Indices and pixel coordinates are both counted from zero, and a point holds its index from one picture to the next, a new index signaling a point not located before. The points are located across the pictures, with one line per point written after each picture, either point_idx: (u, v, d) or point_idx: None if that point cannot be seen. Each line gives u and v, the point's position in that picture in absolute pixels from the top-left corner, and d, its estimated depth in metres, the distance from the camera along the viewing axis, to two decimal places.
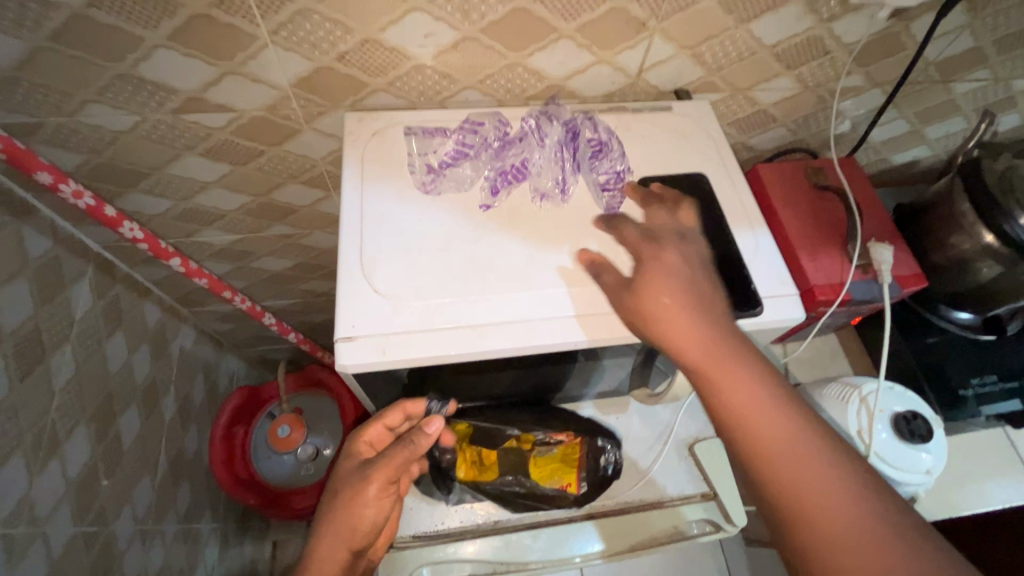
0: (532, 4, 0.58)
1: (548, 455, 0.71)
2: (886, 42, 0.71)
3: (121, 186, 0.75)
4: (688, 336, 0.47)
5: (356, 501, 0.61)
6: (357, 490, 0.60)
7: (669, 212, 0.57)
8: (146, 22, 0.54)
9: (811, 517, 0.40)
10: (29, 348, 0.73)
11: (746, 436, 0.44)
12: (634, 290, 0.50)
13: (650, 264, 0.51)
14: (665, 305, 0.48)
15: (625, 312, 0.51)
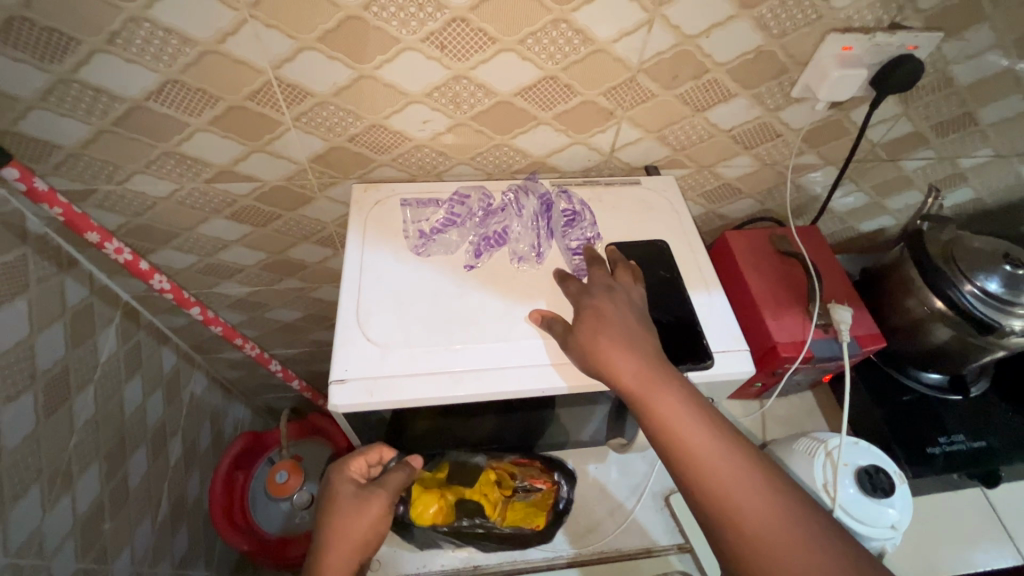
0: (514, 97, 0.68)
1: (525, 499, 0.75)
2: (831, 128, 0.80)
3: (155, 243, 0.85)
4: (623, 367, 0.54)
5: (348, 535, 0.59)
6: (349, 521, 0.60)
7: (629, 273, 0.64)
8: (192, 111, 0.65)
9: (732, 519, 0.48)
10: (57, 387, 0.80)
11: (679, 451, 0.51)
12: (587, 333, 0.56)
13: (603, 313, 0.57)
14: (622, 357, 0.54)
15: (580, 354, 0.57)
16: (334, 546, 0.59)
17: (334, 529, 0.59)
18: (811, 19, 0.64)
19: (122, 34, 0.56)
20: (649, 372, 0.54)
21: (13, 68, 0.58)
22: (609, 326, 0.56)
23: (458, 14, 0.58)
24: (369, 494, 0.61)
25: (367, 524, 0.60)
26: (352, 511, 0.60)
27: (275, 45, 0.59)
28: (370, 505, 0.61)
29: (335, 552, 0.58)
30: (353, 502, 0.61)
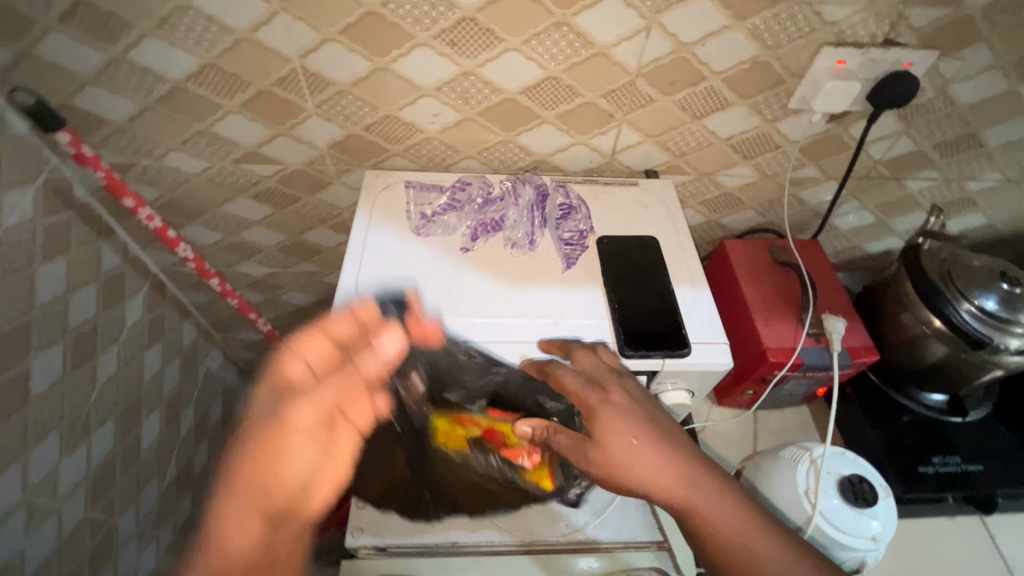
0: (518, 95, 0.73)
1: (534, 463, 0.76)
2: (830, 141, 0.82)
3: (184, 218, 0.92)
4: (656, 472, 0.53)
5: (272, 459, 0.47)
6: (273, 438, 0.47)
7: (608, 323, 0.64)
8: (225, 94, 0.72)
9: None
10: (86, 343, 0.87)
11: (723, 547, 0.52)
12: (603, 443, 0.55)
13: (612, 418, 0.55)
14: (655, 472, 0.54)
15: (596, 465, 0.55)
16: (247, 475, 0.46)
17: (250, 453, 0.46)
18: (804, 31, 0.67)
19: (170, 20, 0.64)
20: (679, 476, 0.54)
21: (75, 47, 0.66)
22: (625, 439, 0.54)
23: (468, 14, 0.63)
24: (296, 404, 0.49)
25: (294, 441, 0.47)
26: (278, 426, 0.48)
27: (302, 36, 0.65)
28: (296, 417, 0.48)
29: (253, 488, 0.46)
30: (272, 414, 0.48)
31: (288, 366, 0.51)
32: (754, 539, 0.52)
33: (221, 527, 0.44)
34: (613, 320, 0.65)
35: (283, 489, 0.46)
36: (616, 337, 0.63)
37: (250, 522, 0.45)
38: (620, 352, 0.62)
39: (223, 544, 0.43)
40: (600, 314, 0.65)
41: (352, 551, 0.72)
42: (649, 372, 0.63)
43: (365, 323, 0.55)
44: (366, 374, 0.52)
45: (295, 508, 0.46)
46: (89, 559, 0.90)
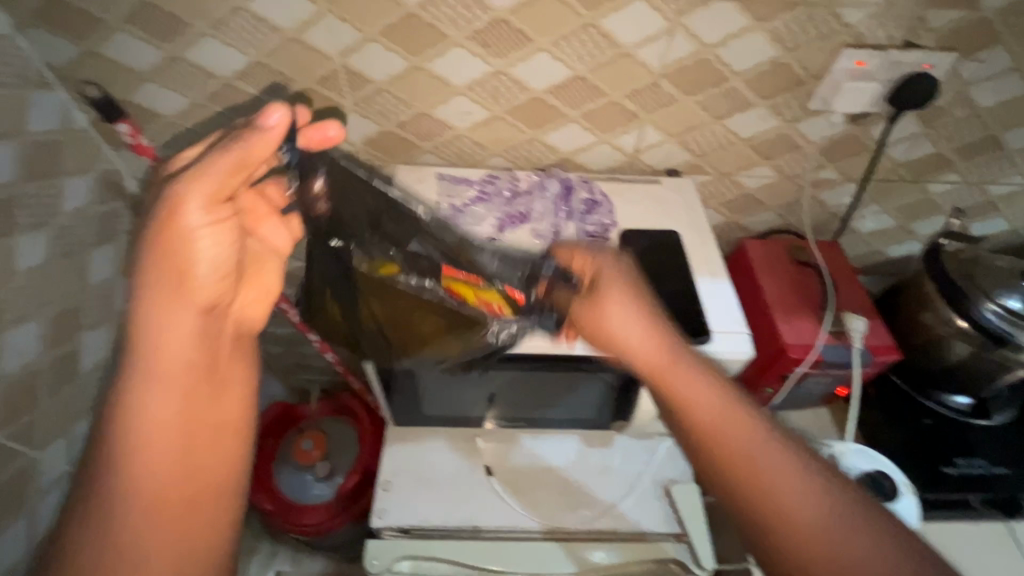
0: (545, 95, 0.77)
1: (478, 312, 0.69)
2: (850, 143, 0.84)
3: None
4: (637, 340, 0.57)
5: (183, 258, 0.50)
6: (180, 237, 0.49)
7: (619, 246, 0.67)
8: (270, 91, 0.77)
9: (778, 516, 0.44)
10: None
11: (703, 434, 0.49)
12: (595, 304, 0.60)
13: (605, 284, 0.61)
14: (639, 331, 0.57)
15: (593, 325, 0.60)
16: (156, 271, 0.49)
17: (154, 251, 0.49)
18: (824, 34, 0.69)
19: (223, 21, 0.69)
20: (661, 349, 0.55)
21: (136, 45, 0.71)
22: (614, 301, 0.59)
23: (500, 16, 0.67)
24: (190, 199, 0.49)
25: (202, 242, 0.51)
26: (180, 224, 0.49)
27: (345, 36, 0.70)
28: (197, 215, 0.50)
29: (168, 285, 0.49)
30: (168, 215, 0.49)
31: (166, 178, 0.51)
32: (735, 428, 0.48)
33: (151, 324, 0.47)
34: None
35: (203, 285, 0.51)
36: None
37: (176, 316, 0.49)
38: None
39: (146, 338, 0.47)
40: None
41: (377, 532, 0.77)
42: None
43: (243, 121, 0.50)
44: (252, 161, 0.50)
45: (221, 302, 0.53)
46: None
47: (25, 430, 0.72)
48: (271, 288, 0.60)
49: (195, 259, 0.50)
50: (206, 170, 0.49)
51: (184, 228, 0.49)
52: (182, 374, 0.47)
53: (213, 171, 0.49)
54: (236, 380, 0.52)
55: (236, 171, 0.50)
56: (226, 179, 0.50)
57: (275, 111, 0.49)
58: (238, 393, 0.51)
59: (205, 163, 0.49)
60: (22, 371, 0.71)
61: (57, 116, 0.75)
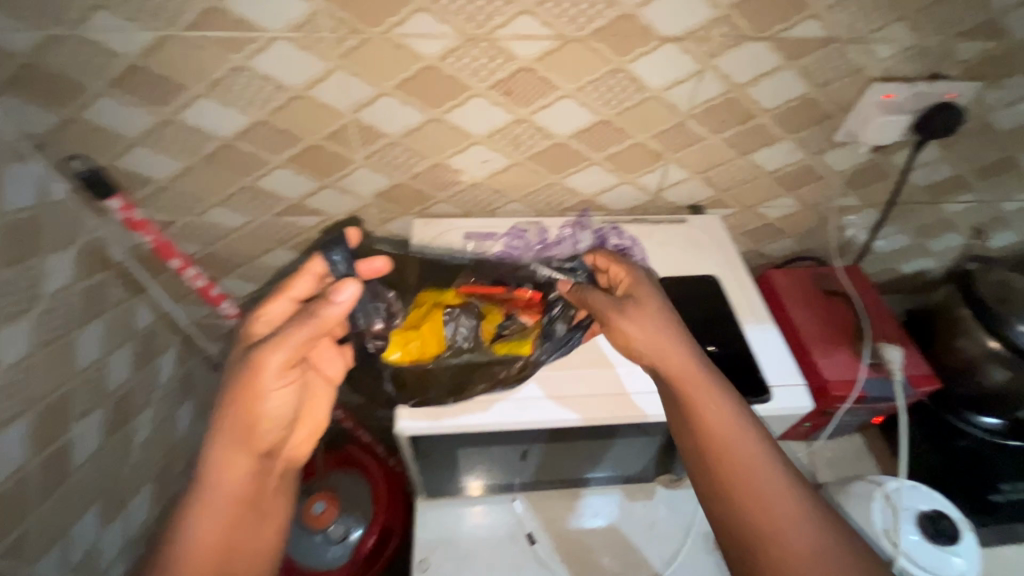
0: (569, 140, 0.73)
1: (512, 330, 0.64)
2: (873, 171, 0.83)
3: (221, 271, 0.90)
4: (666, 354, 0.57)
5: (253, 413, 0.55)
6: (256, 396, 0.54)
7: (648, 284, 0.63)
8: (273, 149, 0.71)
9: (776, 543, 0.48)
10: (122, 407, 0.84)
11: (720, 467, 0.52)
12: (627, 312, 0.59)
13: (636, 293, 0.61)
14: (671, 341, 0.57)
15: (625, 333, 0.59)
16: (230, 423, 0.54)
17: (235, 408, 0.54)
18: (854, 69, 0.68)
19: (223, 82, 0.63)
20: (689, 368, 0.56)
21: (124, 111, 0.65)
22: (650, 315, 0.59)
23: (524, 65, 0.63)
24: (266, 353, 0.53)
25: (272, 397, 0.56)
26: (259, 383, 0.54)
27: (357, 92, 0.65)
28: (272, 380, 0.54)
29: (237, 438, 0.54)
30: (249, 376, 0.53)
31: (256, 328, 0.58)
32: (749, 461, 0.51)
33: (212, 471, 0.53)
34: None
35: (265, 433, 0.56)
36: None
37: (239, 462, 0.55)
38: None
39: (211, 474, 0.53)
40: None
41: None
42: None
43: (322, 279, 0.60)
44: (323, 321, 0.54)
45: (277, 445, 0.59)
46: None
47: (17, 546, 0.64)
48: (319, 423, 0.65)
49: (264, 417, 0.56)
50: (286, 338, 0.53)
51: (258, 391, 0.54)
52: (225, 515, 0.53)
53: (290, 339, 0.53)
54: (273, 513, 0.58)
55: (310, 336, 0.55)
56: (301, 345, 0.54)
57: (348, 287, 0.53)
58: (270, 522, 0.57)
59: (285, 330, 0.54)
60: (10, 481, 0.63)
61: (35, 189, 0.68)
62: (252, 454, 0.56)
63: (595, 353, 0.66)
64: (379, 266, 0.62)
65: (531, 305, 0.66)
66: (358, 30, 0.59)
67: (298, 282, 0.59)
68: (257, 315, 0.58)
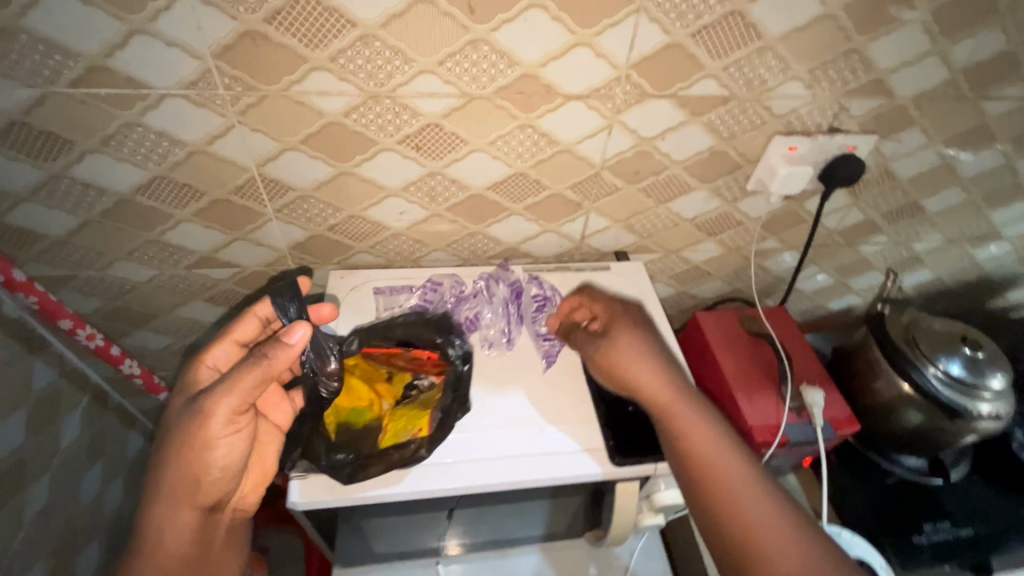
0: (486, 192, 0.73)
1: (411, 403, 0.63)
2: (788, 217, 0.85)
3: (130, 325, 0.85)
4: (649, 378, 0.60)
5: (199, 468, 0.51)
6: (202, 450, 0.51)
7: (629, 315, 0.67)
8: (176, 204, 0.68)
9: (758, 552, 0.50)
10: (9, 478, 0.77)
11: (704, 478, 0.54)
12: (608, 342, 0.64)
13: (617, 325, 0.65)
14: (651, 363, 0.61)
15: (601, 361, 0.63)
16: (173, 480, 0.51)
17: (178, 464, 0.50)
18: (757, 123, 0.70)
19: (115, 138, 0.60)
20: (671, 390, 0.60)
21: (8, 166, 0.61)
22: (628, 342, 0.63)
23: (431, 121, 0.63)
24: (214, 400, 0.50)
25: (220, 447, 0.52)
26: (207, 435, 0.50)
27: (261, 146, 0.63)
28: (217, 432, 0.51)
29: (180, 495, 0.51)
30: (195, 429, 0.50)
31: (200, 374, 0.57)
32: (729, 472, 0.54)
33: (154, 534, 0.51)
34: (598, 427, 0.64)
35: (212, 487, 0.53)
36: (605, 446, 0.62)
37: (184, 519, 0.52)
38: (610, 462, 0.61)
39: (154, 538, 0.51)
40: (586, 419, 0.64)
41: None
42: (642, 476, 0.62)
43: (268, 323, 0.61)
44: (274, 369, 0.50)
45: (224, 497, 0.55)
46: None
47: None
48: (269, 469, 0.61)
49: (212, 472, 0.52)
50: (235, 386, 0.50)
51: (204, 443, 0.50)
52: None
53: (242, 386, 0.50)
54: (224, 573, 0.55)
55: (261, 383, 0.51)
56: (252, 393, 0.51)
57: (300, 327, 0.52)
58: None
59: (233, 376, 0.50)
60: None
61: None
62: (201, 510, 0.53)
63: (510, 411, 0.64)
64: (325, 314, 0.63)
65: (435, 364, 0.66)
66: (254, 88, 0.57)
67: (243, 325, 0.59)
68: (203, 360, 0.57)
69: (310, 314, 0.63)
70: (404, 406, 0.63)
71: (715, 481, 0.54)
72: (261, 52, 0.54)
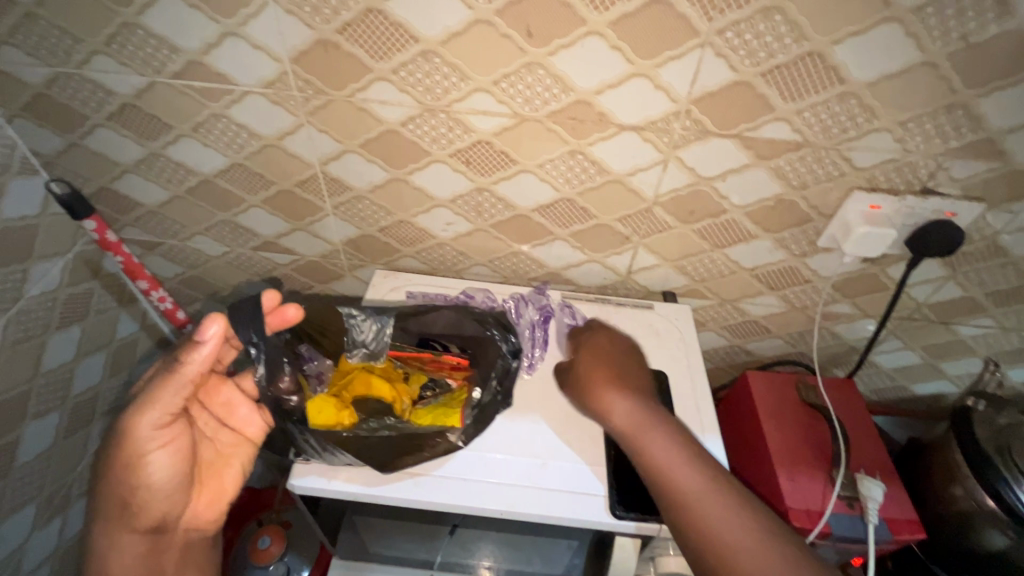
0: (532, 214, 0.73)
1: (431, 404, 0.61)
2: (865, 281, 0.76)
3: (203, 293, 0.94)
4: (611, 403, 0.60)
5: (130, 486, 0.51)
6: (130, 466, 0.50)
7: (601, 338, 0.69)
8: (249, 190, 0.75)
9: (723, 561, 0.47)
10: (83, 410, 0.88)
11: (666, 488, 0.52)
12: (577, 372, 0.66)
13: (586, 352, 0.68)
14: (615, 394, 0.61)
15: (575, 392, 0.65)
16: (109, 501, 0.51)
17: (110, 479, 0.50)
18: (833, 174, 0.64)
19: (204, 125, 0.67)
20: (633, 411, 0.58)
21: (119, 141, 0.71)
22: (598, 372, 0.63)
23: (483, 138, 0.64)
24: (129, 417, 0.49)
25: (152, 464, 0.51)
26: (132, 449, 0.50)
27: (324, 146, 0.68)
28: (141, 448, 0.50)
29: (116, 513, 0.51)
30: (117, 449, 0.50)
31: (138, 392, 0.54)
32: (689, 480, 0.52)
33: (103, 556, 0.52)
34: (604, 471, 0.59)
35: (148, 505, 0.52)
36: (607, 494, 0.58)
37: (129, 533, 0.52)
38: (609, 513, 0.56)
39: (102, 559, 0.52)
40: (593, 461, 0.60)
41: None
42: (644, 535, 0.57)
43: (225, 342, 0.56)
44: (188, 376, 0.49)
45: (170, 516, 0.54)
46: None
47: None
48: (225, 491, 0.58)
49: (149, 488, 0.51)
50: (152, 399, 0.49)
51: (130, 460, 0.50)
52: None
53: (155, 398, 0.49)
54: None
55: (180, 395, 0.50)
56: (170, 404, 0.49)
57: (210, 323, 0.47)
58: None
59: (150, 390, 0.49)
60: None
61: (37, 200, 0.74)
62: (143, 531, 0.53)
63: (516, 437, 0.62)
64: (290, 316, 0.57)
65: (456, 368, 0.65)
66: (323, 92, 0.62)
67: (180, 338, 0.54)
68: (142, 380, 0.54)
69: (274, 322, 0.57)
70: (423, 406, 0.61)
71: (671, 485, 0.52)
72: (332, 59, 0.58)
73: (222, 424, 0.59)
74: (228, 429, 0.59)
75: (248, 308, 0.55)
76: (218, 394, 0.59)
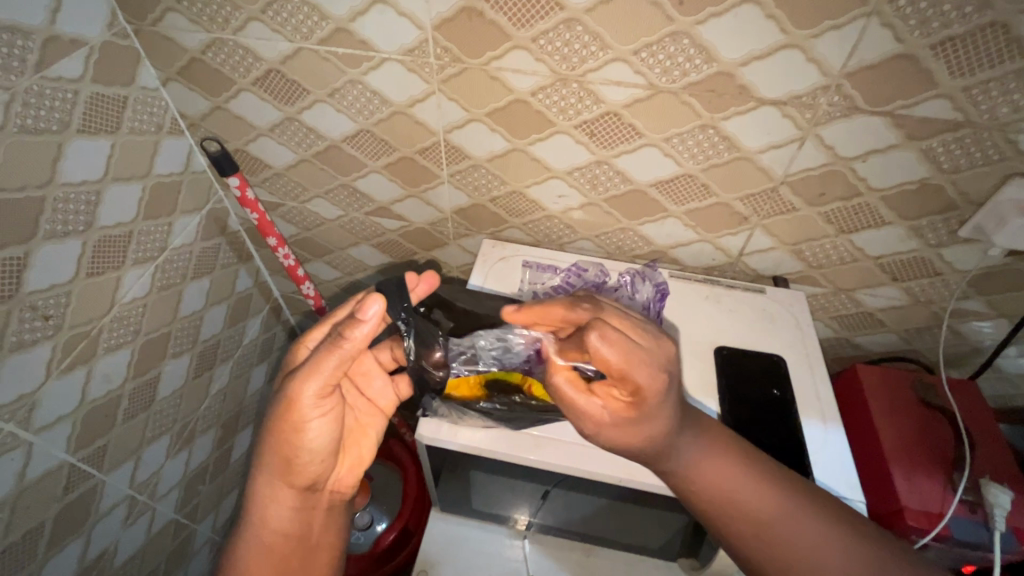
0: (649, 189, 0.72)
1: None
2: (1008, 277, 0.70)
3: (313, 254, 1.01)
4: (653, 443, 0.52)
5: (294, 445, 0.55)
6: (295, 430, 0.55)
7: (649, 370, 0.47)
8: (372, 155, 0.78)
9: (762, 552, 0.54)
10: (208, 355, 0.96)
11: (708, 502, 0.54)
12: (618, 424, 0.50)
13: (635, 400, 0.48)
14: (657, 445, 0.52)
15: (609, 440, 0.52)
16: (272, 458, 0.56)
17: (275, 440, 0.55)
18: (992, 158, 0.59)
19: (339, 91, 0.70)
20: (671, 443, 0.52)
21: (260, 105, 0.75)
22: (630, 425, 0.50)
23: (612, 109, 0.64)
24: (299, 383, 0.54)
25: (313, 428, 0.56)
26: (300, 413, 0.55)
27: (451, 114, 0.69)
28: (306, 410, 0.55)
29: (277, 471, 0.56)
30: (285, 410, 0.54)
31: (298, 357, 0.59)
32: (735, 490, 0.53)
33: (261, 507, 0.57)
34: None
35: (307, 465, 0.57)
36: None
37: (286, 490, 0.57)
38: None
39: (261, 512, 0.57)
40: None
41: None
42: None
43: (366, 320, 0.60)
44: (354, 347, 0.53)
45: (320, 478, 0.59)
46: (167, 556, 0.99)
47: (97, 454, 0.77)
48: (364, 457, 0.63)
49: (308, 449, 0.56)
50: (317, 369, 0.54)
51: (296, 422, 0.55)
52: (280, 547, 0.56)
53: (324, 366, 0.53)
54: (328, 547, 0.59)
55: (344, 365, 0.54)
56: (332, 376, 0.54)
57: (374, 302, 0.51)
58: None
59: (317, 359, 0.54)
60: (106, 395, 0.76)
61: (181, 159, 0.81)
62: (299, 488, 0.57)
63: None
64: (422, 289, 0.62)
65: None
66: (459, 60, 0.63)
67: (340, 308, 0.59)
68: (300, 347, 0.60)
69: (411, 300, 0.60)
70: None
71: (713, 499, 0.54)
72: (474, 27, 0.59)
73: (361, 393, 0.65)
74: (365, 399, 0.66)
75: (392, 285, 0.60)
76: (359, 365, 0.65)
